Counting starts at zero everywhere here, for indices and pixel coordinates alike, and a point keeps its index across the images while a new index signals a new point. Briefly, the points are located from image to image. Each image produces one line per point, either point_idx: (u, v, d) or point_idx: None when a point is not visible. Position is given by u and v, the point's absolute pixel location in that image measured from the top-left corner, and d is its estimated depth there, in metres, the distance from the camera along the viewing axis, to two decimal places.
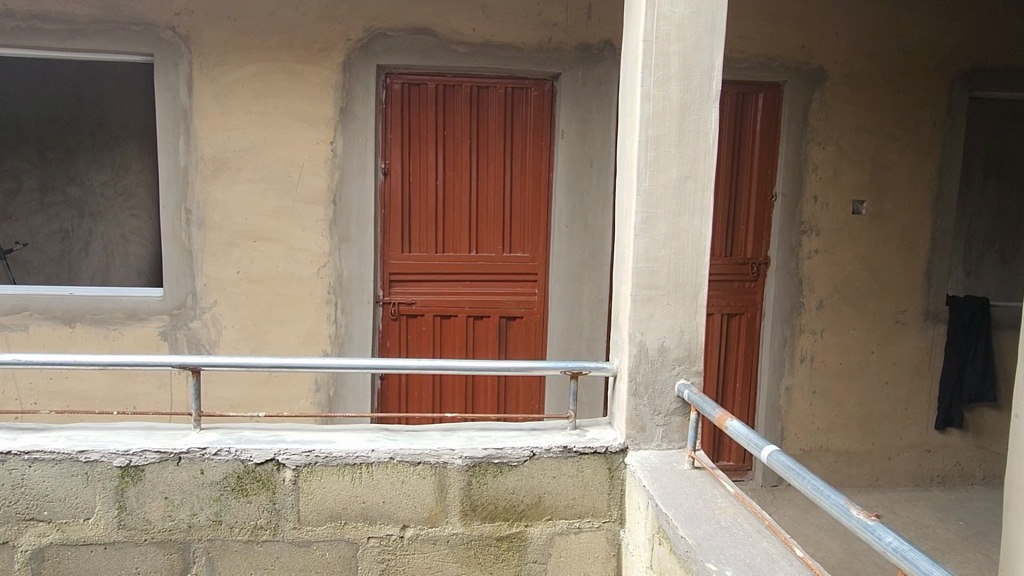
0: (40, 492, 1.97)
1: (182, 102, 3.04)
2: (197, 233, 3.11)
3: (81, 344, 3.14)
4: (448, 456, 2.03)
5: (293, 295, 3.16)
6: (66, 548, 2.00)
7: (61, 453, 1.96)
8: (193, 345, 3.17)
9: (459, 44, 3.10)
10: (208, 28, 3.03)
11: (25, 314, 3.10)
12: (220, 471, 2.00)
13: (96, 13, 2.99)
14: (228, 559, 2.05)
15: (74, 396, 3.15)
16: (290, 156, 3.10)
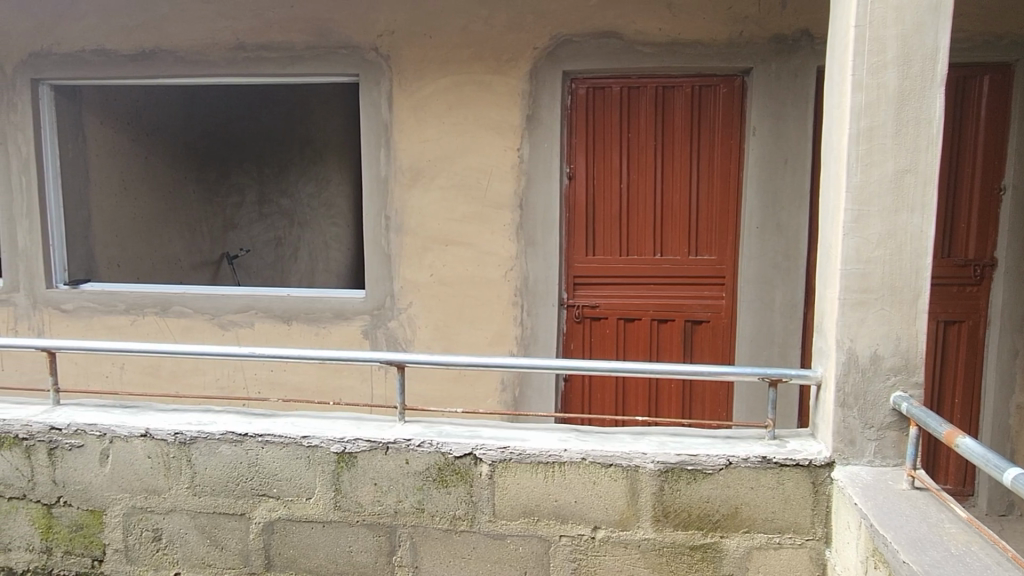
0: (271, 471, 2.19)
1: (384, 117, 3.27)
2: (395, 238, 3.33)
3: (297, 340, 3.47)
4: (640, 459, 2.02)
5: (482, 297, 3.29)
6: (291, 523, 2.21)
7: (288, 437, 2.17)
8: (391, 342, 3.40)
9: (645, 45, 3.07)
10: (407, 46, 3.23)
11: (251, 313, 3.47)
12: (424, 462, 2.12)
13: (311, 39, 3.30)
14: (430, 545, 2.16)
15: (291, 387, 3.49)
16: (479, 163, 3.23)
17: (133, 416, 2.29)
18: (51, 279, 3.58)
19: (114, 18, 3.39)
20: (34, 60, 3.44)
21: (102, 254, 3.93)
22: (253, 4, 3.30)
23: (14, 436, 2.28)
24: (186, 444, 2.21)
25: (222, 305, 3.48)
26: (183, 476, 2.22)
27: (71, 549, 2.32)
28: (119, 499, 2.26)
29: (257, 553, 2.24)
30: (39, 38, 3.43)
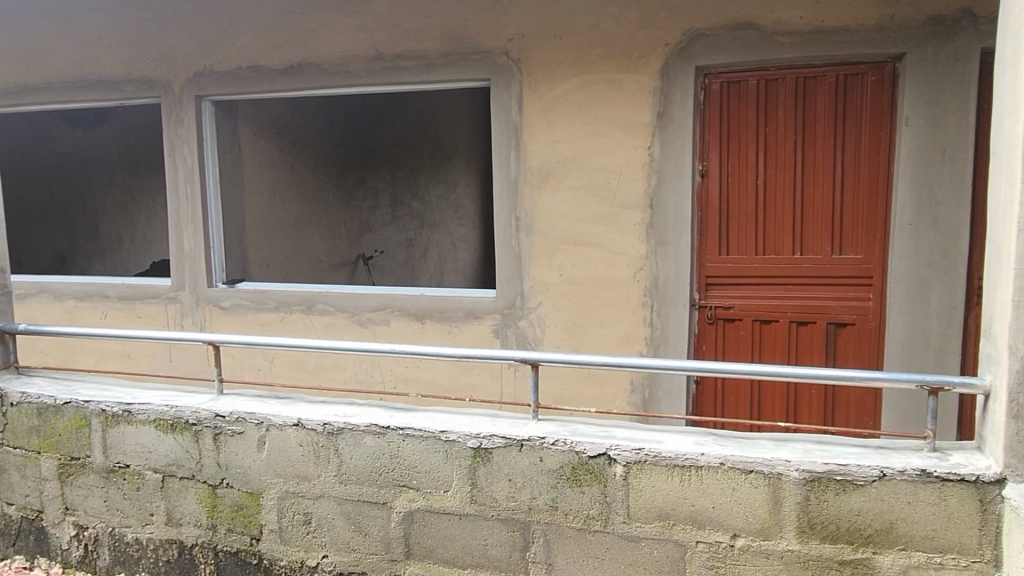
0: (411, 463, 2.28)
1: (514, 119, 3.33)
2: (525, 239, 3.37)
3: (430, 337, 3.59)
4: (783, 467, 1.94)
5: (611, 297, 3.28)
6: (430, 514, 2.29)
7: (427, 431, 2.25)
8: (521, 341, 3.45)
9: (785, 35, 2.94)
10: (537, 49, 3.26)
11: (388, 311, 3.63)
12: (558, 461, 2.14)
13: (445, 46, 3.40)
14: (564, 543, 2.17)
15: (425, 382, 3.62)
16: (608, 163, 3.21)
17: (285, 407, 2.45)
18: (212, 279, 3.89)
19: (267, 36, 3.64)
20: (198, 78, 3.75)
21: (255, 256, 4.23)
22: (391, 16, 3.45)
23: (184, 422, 2.49)
24: (334, 434, 2.34)
25: (362, 303, 3.66)
26: (331, 464, 2.36)
27: (232, 528, 2.50)
28: (274, 484, 2.43)
29: (398, 542, 2.33)
30: (204, 58, 3.74)
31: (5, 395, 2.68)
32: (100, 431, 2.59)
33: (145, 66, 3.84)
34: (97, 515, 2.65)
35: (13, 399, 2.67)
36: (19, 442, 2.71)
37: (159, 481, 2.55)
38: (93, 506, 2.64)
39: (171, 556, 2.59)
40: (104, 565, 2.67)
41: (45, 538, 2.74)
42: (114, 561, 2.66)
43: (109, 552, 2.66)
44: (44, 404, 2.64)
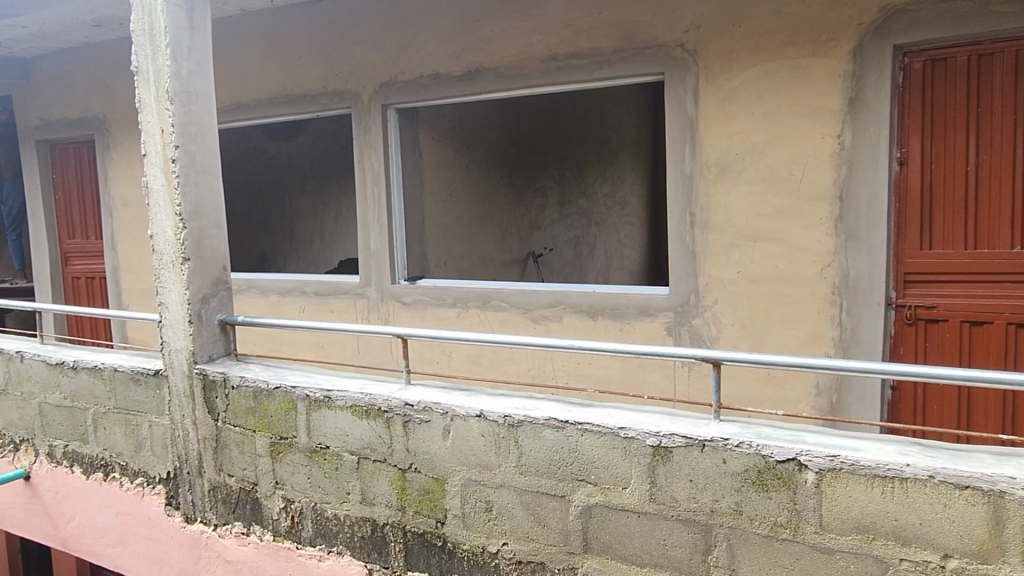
0: (590, 458, 2.30)
1: (689, 112, 3.25)
2: (701, 235, 3.29)
3: (602, 334, 3.59)
4: (1007, 484, 1.74)
5: (795, 295, 3.11)
6: (608, 509, 2.30)
7: (605, 428, 2.26)
8: (696, 339, 3.36)
9: (1002, 4, 2.64)
10: (714, 39, 3.17)
11: (560, 308, 3.68)
12: (742, 463, 2.06)
13: (618, 43, 3.39)
14: (749, 550, 2.09)
15: (597, 379, 3.64)
16: (793, 154, 3.05)
17: (469, 398, 2.56)
18: (396, 275, 4.14)
19: (446, 45, 3.82)
20: (384, 88, 4.01)
21: (434, 254, 4.41)
22: (564, 16, 3.49)
23: (377, 408, 2.67)
24: (514, 426, 2.41)
25: (535, 299, 3.74)
26: (511, 455, 2.44)
27: (420, 510, 2.66)
28: (458, 471, 2.55)
29: (576, 535, 2.36)
30: (389, 69, 3.99)
31: (228, 378, 3.01)
32: (305, 414, 2.84)
33: (338, 80, 4.16)
34: (302, 490, 2.91)
35: (233, 382, 3.00)
36: (237, 421, 3.02)
37: (354, 462, 2.77)
38: (299, 482, 2.91)
39: (366, 532, 2.79)
40: (307, 537, 2.94)
41: (258, 508, 3.05)
42: (316, 533, 2.91)
43: (312, 524, 2.92)
44: (258, 388, 2.94)
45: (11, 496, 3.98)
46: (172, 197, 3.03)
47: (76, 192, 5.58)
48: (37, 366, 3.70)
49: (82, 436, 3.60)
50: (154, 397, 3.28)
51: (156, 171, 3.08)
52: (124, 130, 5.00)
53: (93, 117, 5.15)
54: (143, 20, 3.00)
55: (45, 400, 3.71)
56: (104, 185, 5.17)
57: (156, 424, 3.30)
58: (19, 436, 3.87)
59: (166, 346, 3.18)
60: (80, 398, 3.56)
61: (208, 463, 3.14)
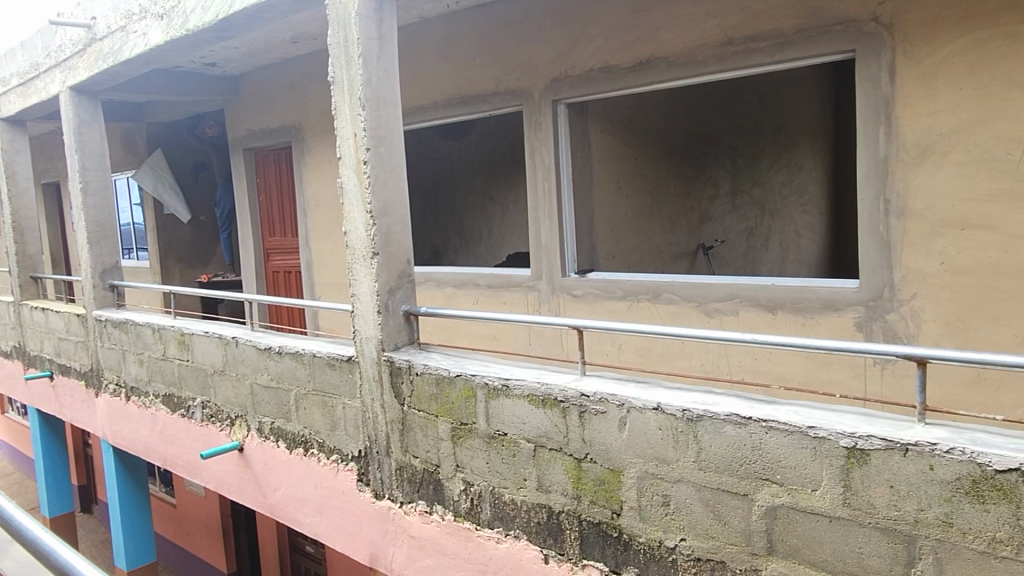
0: (776, 458, 2.21)
1: (884, 91, 3.01)
2: (897, 223, 3.04)
3: (783, 329, 3.44)
4: None
5: (1012, 288, 2.79)
6: (796, 512, 2.19)
7: (793, 426, 2.15)
8: (890, 336, 3.12)
9: None
10: (914, 9, 2.91)
11: (736, 301, 3.56)
12: (953, 471, 1.88)
13: (802, 22, 3.20)
14: (960, 565, 1.91)
15: (776, 375, 3.48)
16: (1010, 131, 2.74)
17: (645, 390, 2.55)
18: (566, 269, 4.19)
19: (618, 37, 3.80)
20: (555, 84, 4.07)
21: (602, 247, 4.42)
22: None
23: (553, 398, 2.73)
24: (693, 420, 2.37)
25: (709, 292, 3.64)
26: (690, 450, 2.39)
27: (596, 500, 2.68)
28: (635, 463, 2.54)
29: (759, 536, 2.28)
30: (560, 65, 4.04)
31: (413, 365, 3.20)
32: (484, 401, 2.97)
33: (510, 78, 4.28)
34: (481, 474, 3.04)
35: (418, 368, 3.18)
36: (421, 406, 3.21)
37: (531, 449, 2.85)
38: (478, 466, 3.05)
39: (542, 518, 2.87)
40: (486, 519, 3.06)
41: (440, 489, 3.21)
42: (494, 516, 3.03)
43: (490, 508, 3.04)
44: (440, 375, 3.10)
45: (228, 465, 4.50)
46: (364, 196, 3.27)
47: (276, 194, 6.17)
48: (249, 350, 4.15)
49: (286, 414, 3.99)
50: (348, 380, 3.56)
51: (350, 172, 3.33)
52: (317, 136, 5.46)
53: (290, 126, 5.66)
54: (338, 34, 3.26)
55: (256, 381, 4.15)
56: (300, 187, 5.67)
57: (349, 406, 3.59)
58: (234, 412, 4.36)
59: (358, 335, 3.45)
60: (284, 380, 3.95)
61: (395, 444, 3.37)
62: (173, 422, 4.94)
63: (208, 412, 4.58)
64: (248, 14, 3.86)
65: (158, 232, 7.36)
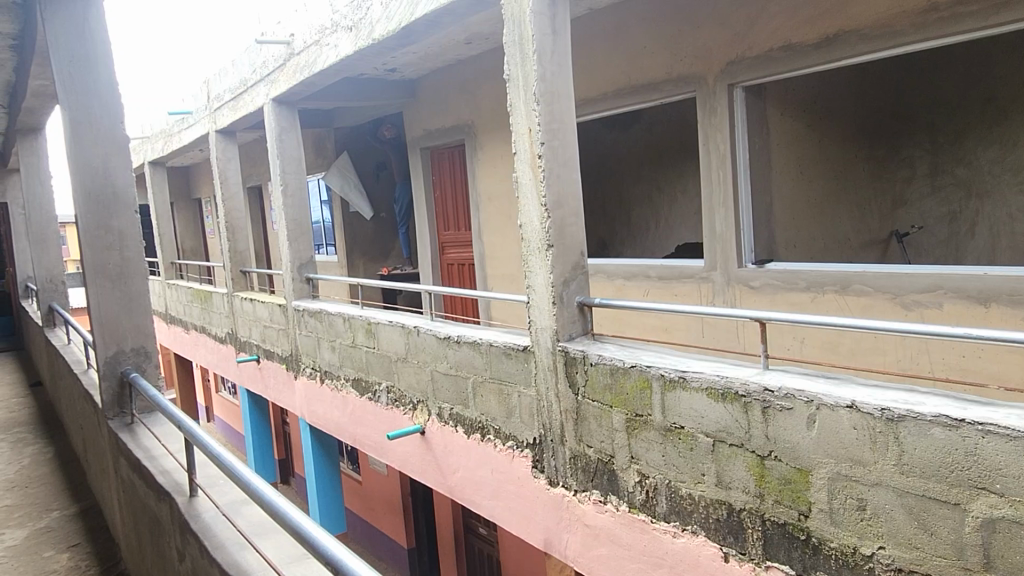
0: (994, 465, 1.99)
1: None
2: None
3: (998, 323, 3.09)
4: None
5: None
6: (1018, 527, 1.97)
7: (1015, 431, 1.93)
8: None
9: None
10: None
11: (939, 293, 3.25)
12: None
13: None
14: None
15: (990, 374, 3.14)
16: None
17: (837, 387, 2.40)
18: (743, 259, 4.03)
19: (800, 13, 3.59)
20: (731, 67, 3.92)
21: (783, 235, 4.20)
22: None
23: (734, 392, 2.64)
24: (894, 421, 2.19)
25: (907, 283, 3.35)
26: (890, 452, 2.23)
27: (781, 500, 2.57)
28: (825, 463, 2.41)
29: (974, 550, 2.08)
30: (737, 47, 3.88)
31: (587, 355, 3.24)
32: (660, 393, 2.93)
33: (682, 64, 4.18)
34: (657, 467, 3.02)
35: (592, 359, 3.21)
36: (596, 396, 3.23)
37: (710, 444, 2.78)
38: (654, 459, 3.02)
39: (721, 516, 2.79)
40: (662, 512, 3.03)
41: (615, 479, 3.22)
42: (671, 510, 2.99)
43: (667, 501, 3.01)
44: (615, 365, 3.10)
45: (410, 447, 4.79)
46: (539, 189, 3.35)
47: (450, 190, 6.45)
48: (430, 339, 4.39)
49: (464, 400, 4.18)
50: (523, 369, 3.67)
51: (525, 167, 3.42)
52: (489, 133, 5.65)
53: (464, 124, 5.90)
54: (514, 33, 3.35)
55: (436, 368, 4.38)
56: (472, 184, 5.89)
57: (525, 394, 3.69)
58: (416, 397, 4.64)
59: (533, 325, 3.54)
60: (463, 368, 4.15)
61: (570, 432, 3.42)
62: (362, 405, 5.35)
63: (393, 396, 4.90)
64: (428, 20, 4.07)
65: (345, 229, 7.97)
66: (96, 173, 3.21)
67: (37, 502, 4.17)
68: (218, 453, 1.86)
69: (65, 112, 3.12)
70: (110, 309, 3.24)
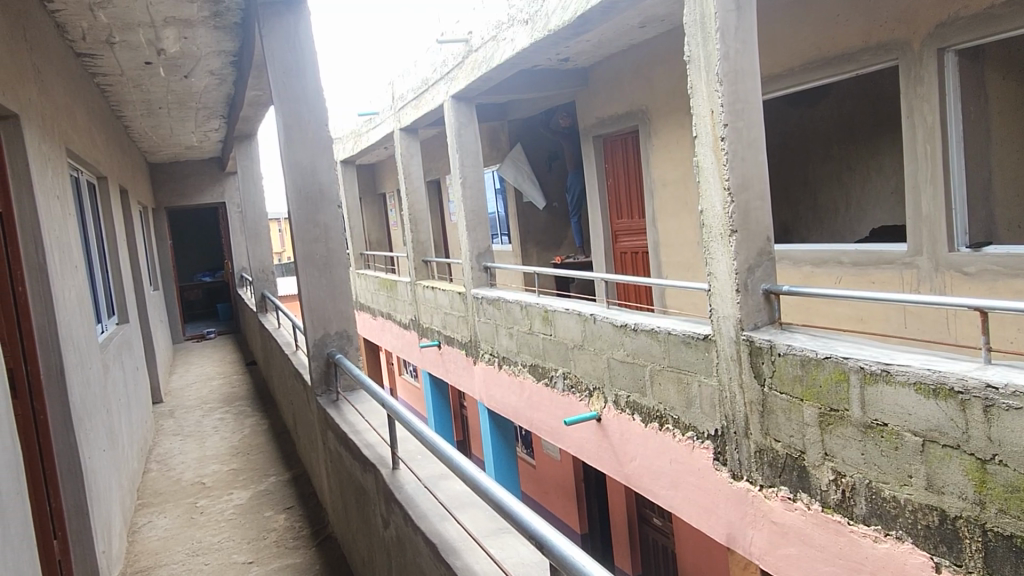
0: None
1: None
2: None
3: None
4: None
5: None
6: None
7: None
8: None
9: None
10: None
11: None
12: None
13: None
14: None
15: None
16: None
17: None
18: (954, 243, 3.64)
19: None
20: (941, 30, 3.54)
21: (1004, 216, 3.74)
22: None
23: (949, 388, 2.41)
24: None
25: None
26: None
27: (1007, 509, 2.31)
28: None
29: None
30: (948, 7, 3.49)
31: (774, 345, 3.09)
32: (859, 387, 2.73)
33: (882, 31, 3.84)
34: (855, 466, 2.82)
35: (780, 349, 3.06)
36: (784, 388, 3.07)
37: (919, 444, 2.55)
38: (851, 457, 2.83)
39: (932, 522, 2.56)
40: (861, 514, 2.83)
41: (805, 476, 3.05)
42: (871, 512, 2.79)
43: (866, 502, 2.80)
44: (807, 356, 2.94)
45: (586, 433, 4.85)
46: (721, 173, 3.23)
47: (623, 178, 6.40)
48: (606, 327, 4.40)
49: (642, 388, 4.15)
50: (704, 359, 3.59)
51: (707, 150, 3.32)
52: (663, 118, 5.54)
53: (637, 110, 5.81)
54: (695, 13, 3.25)
55: (613, 356, 4.39)
56: (646, 170, 5.81)
57: (706, 384, 3.60)
58: (592, 384, 4.68)
59: (715, 313, 3.44)
60: (640, 356, 4.12)
61: (755, 425, 3.28)
62: (538, 390, 5.48)
63: (569, 382, 4.98)
64: (605, 6, 4.05)
65: (519, 219, 8.17)
66: (305, 172, 3.55)
67: (256, 468, 4.71)
68: (419, 429, 1.99)
69: (279, 118, 3.49)
70: (318, 296, 3.56)
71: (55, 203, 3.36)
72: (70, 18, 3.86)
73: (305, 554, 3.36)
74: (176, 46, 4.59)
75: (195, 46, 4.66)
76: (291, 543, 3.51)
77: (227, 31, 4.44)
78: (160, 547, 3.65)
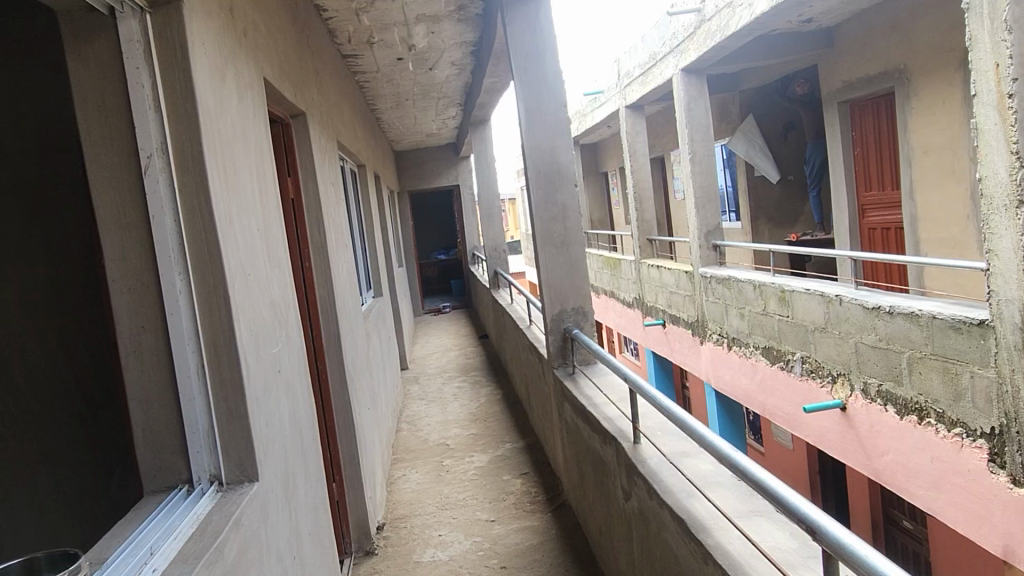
0: None
1: None
2: None
3: None
4: None
5: None
6: None
7: None
8: None
9: None
10: None
11: None
12: None
13: None
14: None
15: None
16: None
17: None
18: None
19: None
20: None
21: None
22: None
23: None
24: None
25: None
26: None
27: None
28: None
29: None
30: None
31: None
32: None
33: None
34: None
35: None
36: None
37: None
38: None
39: None
40: None
41: None
42: None
43: None
44: None
45: (830, 422, 4.52)
46: (1008, 134, 2.82)
47: (874, 147, 5.83)
48: (855, 309, 4.07)
49: (897, 377, 3.79)
50: (978, 347, 3.18)
51: (988, 109, 2.92)
52: (926, 77, 4.94)
53: (894, 70, 5.24)
54: None
55: (862, 340, 4.05)
56: (904, 136, 5.24)
57: (980, 375, 3.20)
58: (836, 370, 4.37)
59: (995, 296, 3.03)
60: (896, 341, 3.76)
61: None
62: (773, 373, 5.21)
63: (808, 367, 4.69)
64: None
65: (750, 194, 7.77)
66: (545, 154, 3.67)
67: (493, 434, 5.02)
68: (666, 404, 2.00)
69: (523, 103, 3.65)
70: (556, 273, 3.69)
71: (331, 189, 3.81)
72: (340, 23, 4.33)
73: (542, 517, 3.55)
74: (425, 41, 4.97)
75: (441, 40, 5.01)
76: (529, 506, 3.71)
77: (470, 23, 4.71)
78: (414, 499, 4.05)
